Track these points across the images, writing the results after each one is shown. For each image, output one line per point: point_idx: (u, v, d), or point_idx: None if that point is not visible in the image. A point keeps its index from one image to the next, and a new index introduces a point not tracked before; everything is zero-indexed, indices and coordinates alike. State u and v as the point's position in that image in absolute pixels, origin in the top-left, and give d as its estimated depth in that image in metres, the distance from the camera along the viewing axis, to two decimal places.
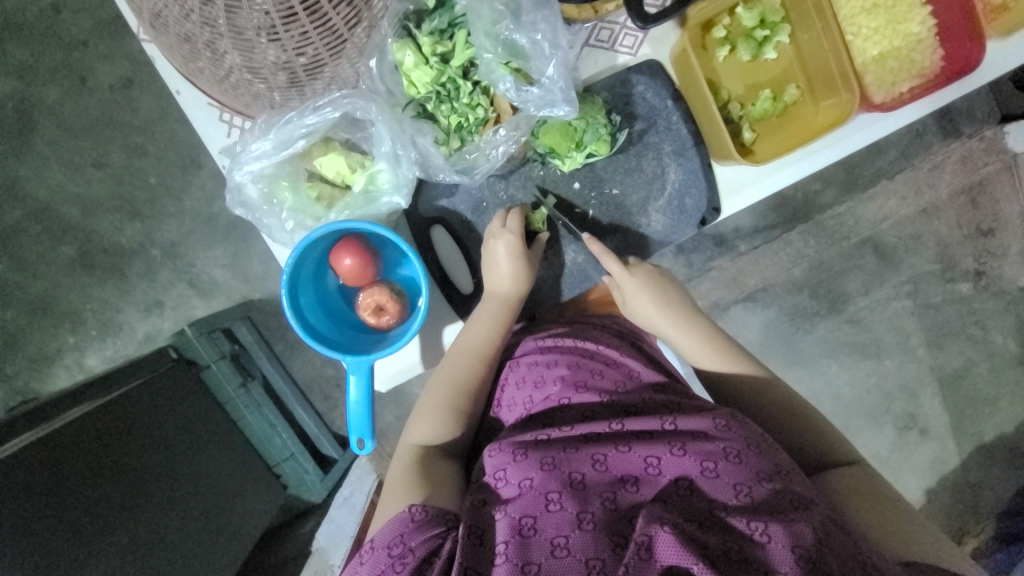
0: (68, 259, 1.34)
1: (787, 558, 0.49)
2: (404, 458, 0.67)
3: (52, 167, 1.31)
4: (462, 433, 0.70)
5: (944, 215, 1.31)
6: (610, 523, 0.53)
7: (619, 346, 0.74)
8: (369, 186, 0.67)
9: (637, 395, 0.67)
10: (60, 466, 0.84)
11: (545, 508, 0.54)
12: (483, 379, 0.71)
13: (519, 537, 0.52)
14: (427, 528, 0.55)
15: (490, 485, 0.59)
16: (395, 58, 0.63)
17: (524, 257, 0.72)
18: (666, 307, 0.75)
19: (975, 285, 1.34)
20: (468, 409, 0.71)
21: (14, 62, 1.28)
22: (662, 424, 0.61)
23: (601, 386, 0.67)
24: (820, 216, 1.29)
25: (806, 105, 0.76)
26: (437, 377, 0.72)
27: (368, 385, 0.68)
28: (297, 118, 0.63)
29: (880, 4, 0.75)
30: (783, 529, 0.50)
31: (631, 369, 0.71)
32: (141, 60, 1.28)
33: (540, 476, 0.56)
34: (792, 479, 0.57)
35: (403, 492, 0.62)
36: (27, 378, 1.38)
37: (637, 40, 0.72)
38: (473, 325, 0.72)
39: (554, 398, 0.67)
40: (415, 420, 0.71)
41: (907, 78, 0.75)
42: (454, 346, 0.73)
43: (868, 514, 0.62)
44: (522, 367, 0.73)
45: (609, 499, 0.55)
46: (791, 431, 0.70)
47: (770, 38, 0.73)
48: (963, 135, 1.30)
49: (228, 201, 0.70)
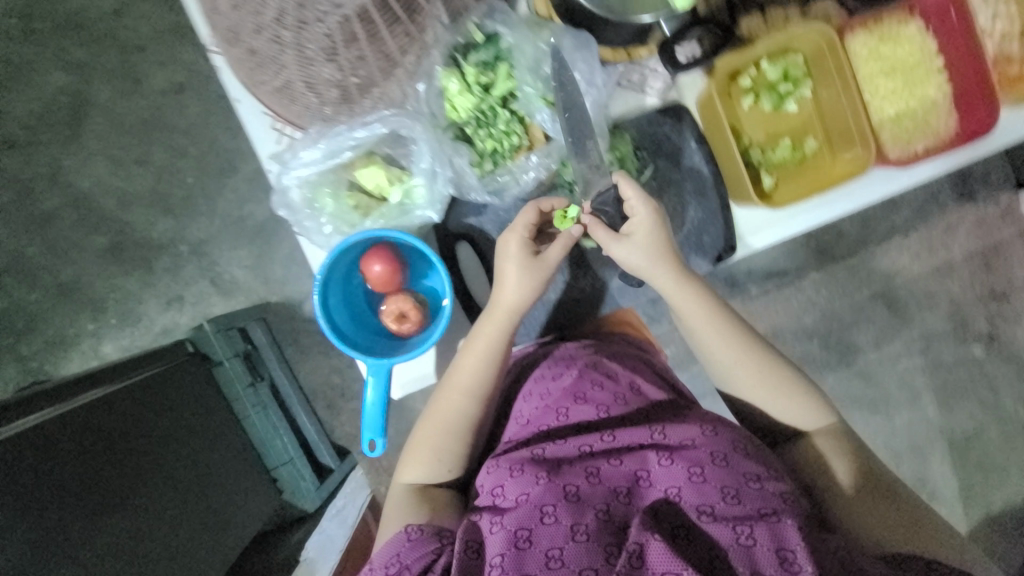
0: (99, 248, 1.40)
1: (771, 560, 0.51)
2: (401, 497, 0.68)
3: (97, 160, 1.38)
4: (456, 467, 0.70)
5: (957, 275, 1.32)
6: (604, 533, 0.54)
7: (619, 360, 0.75)
8: (405, 199, 0.72)
9: (636, 406, 0.68)
10: (72, 448, 0.84)
11: (541, 520, 0.55)
12: (483, 418, 0.71)
13: (515, 549, 0.53)
14: (424, 544, 0.58)
15: (489, 502, 0.60)
16: (441, 84, 0.69)
17: (528, 268, 0.68)
18: (658, 260, 0.68)
19: (987, 348, 1.33)
20: (461, 449, 0.70)
21: (74, 60, 1.35)
22: (651, 434, 0.63)
23: (599, 399, 0.68)
24: (833, 266, 1.30)
25: (824, 156, 0.79)
26: (433, 416, 0.70)
27: (384, 388, 0.70)
28: (347, 131, 0.68)
29: (898, 66, 0.77)
30: (768, 530, 0.53)
31: (632, 379, 0.71)
32: (193, 69, 1.35)
33: (536, 490, 0.58)
34: (780, 480, 0.60)
35: (410, 513, 0.65)
36: (43, 360, 1.41)
37: (665, 84, 0.75)
38: (471, 364, 0.69)
39: (550, 408, 0.68)
40: (409, 458, 0.71)
41: (922, 137, 0.78)
42: (449, 382, 0.70)
43: (829, 490, 0.69)
44: (529, 382, 0.74)
45: (603, 510, 0.56)
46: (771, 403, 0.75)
47: (792, 92, 0.77)
48: (978, 198, 1.31)
49: (272, 202, 0.73)
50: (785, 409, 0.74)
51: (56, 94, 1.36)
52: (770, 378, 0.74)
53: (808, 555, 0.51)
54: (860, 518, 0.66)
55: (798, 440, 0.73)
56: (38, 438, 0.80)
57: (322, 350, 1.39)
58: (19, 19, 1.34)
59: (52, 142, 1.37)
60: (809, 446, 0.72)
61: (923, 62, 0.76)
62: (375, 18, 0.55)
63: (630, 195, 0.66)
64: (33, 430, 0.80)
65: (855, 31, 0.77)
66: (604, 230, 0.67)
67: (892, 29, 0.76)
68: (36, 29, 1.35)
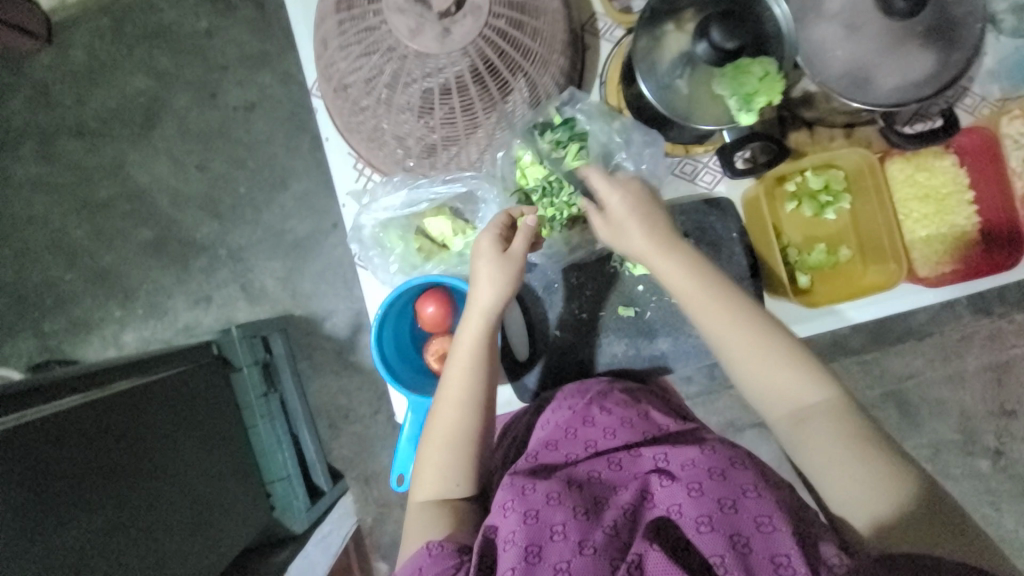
0: (143, 241, 1.45)
1: (766, 564, 0.53)
2: (419, 515, 0.67)
3: (159, 159, 1.44)
4: (470, 482, 0.70)
5: (969, 387, 1.34)
6: (610, 548, 0.56)
7: (631, 393, 0.79)
8: (466, 251, 0.75)
9: (643, 431, 0.71)
10: (90, 431, 0.83)
11: (550, 537, 0.57)
12: (483, 429, 0.70)
13: (525, 563, 0.55)
14: (443, 560, 0.59)
15: (497, 514, 0.61)
16: (517, 154, 0.71)
17: (497, 266, 0.67)
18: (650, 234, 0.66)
19: (993, 464, 1.34)
20: (467, 458, 0.69)
21: (156, 66, 1.42)
22: (656, 462, 0.66)
23: (605, 423, 0.72)
24: (846, 359, 1.32)
25: (856, 265, 0.83)
26: (432, 434, 0.69)
27: (422, 425, 0.76)
28: (428, 184, 0.73)
29: (931, 194, 0.81)
30: (764, 539, 0.55)
31: (647, 410, 0.75)
32: (265, 90, 1.42)
33: (547, 508, 0.59)
34: (778, 493, 0.62)
35: (431, 528, 0.65)
36: (63, 339, 1.44)
37: (715, 179, 0.81)
38: (460, 377, 0.69)
39: (560, 428, 0.73)
40: (420, 478, 0.70)
41: (952, 261, 0.81)
42: (442, 398, 0.70)
43: (838, 475, 0.62)
44: (546, 412, 0.78)
45: (610, 527, 0.58)
46: (786, 390, 0.66)
47: (832, 202, 0.81)
48: (994, 314, 1.34)
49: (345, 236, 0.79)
50: (792, 388, 0.66)
51: (134, 94, 1.43)
52: (776, 361, 0.66)
53: (802, 560, 0.53)
54: (870, 508, 0.59)
55: (809, 421, 0.64)
56: (55, 423, 0.79)
57: (334, 369, 1.41)
58: (113, 22, 1.42)
59: (121, 137, 1.44)
60: (819, 429, 0.63)
61: (955, 194, 0.81)
62: (468, 84, 0.64)
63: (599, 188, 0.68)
64: (52, 415, 0.78)
65: (893, 157, 0.82)
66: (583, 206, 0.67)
67: (927, 160, 0.82)
68: (128, 32, 1.42)
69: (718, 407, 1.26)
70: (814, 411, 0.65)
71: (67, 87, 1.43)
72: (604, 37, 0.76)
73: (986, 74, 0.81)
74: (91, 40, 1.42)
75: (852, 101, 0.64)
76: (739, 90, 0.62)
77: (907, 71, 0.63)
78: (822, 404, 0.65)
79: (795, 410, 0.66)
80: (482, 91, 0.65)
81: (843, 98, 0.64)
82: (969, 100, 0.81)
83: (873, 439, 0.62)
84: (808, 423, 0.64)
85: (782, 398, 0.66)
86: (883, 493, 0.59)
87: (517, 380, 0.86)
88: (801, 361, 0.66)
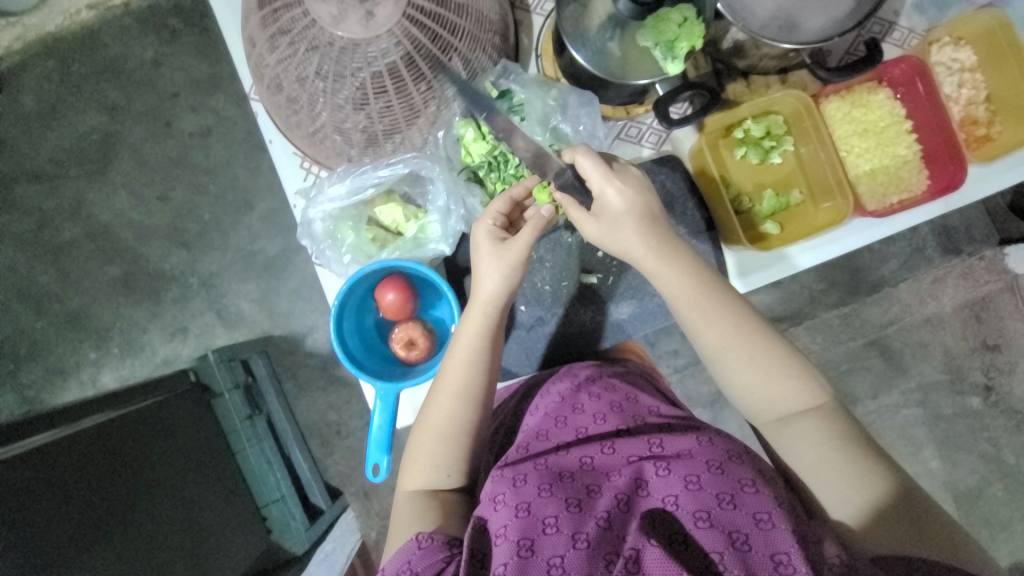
0: (112, 279, 1.42)
1: (767, 564, 0.53)
2: (406, 505, 0.67)
3: (119, 194, 1.42)
4: (459, 474, 0.69)
5: (949, 326, 1.36)
6: (604, 542, 0.55)
7: (621, 376, 0.80)
8: (420, 234, 0.75)
9: (631, 415, 0.72)
10: (69, 472, 0.82)
11: (543, 531, 0.56)
12: (478, 421, 0.69)
13: (518, 557, 0.54)
14: (434, 552, 0.59)
15: (488, 508, 0.60)
16: (458, 133, 0.72)
17: (505, 261, 0.66)
18: (645, 236, 0.64)
19: (985, 400, 1.36)
20: (458, 451, 0.69)
21: (107, 101, 1.41)
22: (650, 447, 0.66)
23: (594, 408, 0.73)
24: (827, 314, 1.34)
25: (807, 206, 0.84)
26: (425, 426, 0.69)
27: (391, 414, 0.74)
28: (371, 170, 0.73)
29: (870, 128, 0.83)
30: (772, 537, 0.54)
31: (642, 399, 0.75)
32: (219, 112, 1.40)
33: (539, 500, 0.59)
34: (775, 488, 0.62)
35: (418, 519, 0.64)
36: (40, 389, 1.41)
37: (660, 138, 0.82)
38: (459, 368, 0.68)
39: (550, 417, 0.73)
40: (409, 467, 0.69)
41: (896, 192, 0.83)
42: (438, 388, 0.69)
43: (823, 477, 0.64)
44: (535, 399, 0.79)
45: (603, 519, 0.57)
46: (778, 389, 0.67)
47: (775, 147, 0.82)
48: (963, 252, 1.35)
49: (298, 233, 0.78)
50: (780, 394, 0.67)
51: (87, 131, 1.41)
52: (770, 360, 0.67)
53: (803, 559, 0.52)
54: (855, 504, 0.62)
55: (796, 426, 0.66)
56: (29, 467, 0.78)
57: (320, 386, 1.38)
58: (57, 61, 1.40)
59: (78, 176, 1.42)
60: (804, 431, 0.66)
61: (892, 125, 0.83)
62: (403, 75, 0.64)
63: (591, 171, 0.63)
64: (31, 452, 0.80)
65: (829, 97, 0.83)
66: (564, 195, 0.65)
67: (862, 96, 0.83)
68: (73, 71, 1.40)
69: (708, 376, 1.27)
70: (799, 416, 0.67)
71: (18, 132, 1.41)
72: (535, 11, 0.77)
73: (911, 7, 0.81)
74: (37, 83, 1.40)
75: (782, 43, 0.65)
76: (661, 38, 0.63)
77: (828, 9, 0.65)
78: (806, 406, 0.67)
79: (782, 415, 0.67)
80: (419, 79, 0.66)
81: (772, 41, 0.65)
82: (897, 34, 0.82)
83: (852, 437, 0.65)
84: (792, 427, 0.66)
85: (773, 396, 0.67)
86: (867, 491, 0.62)
87: None
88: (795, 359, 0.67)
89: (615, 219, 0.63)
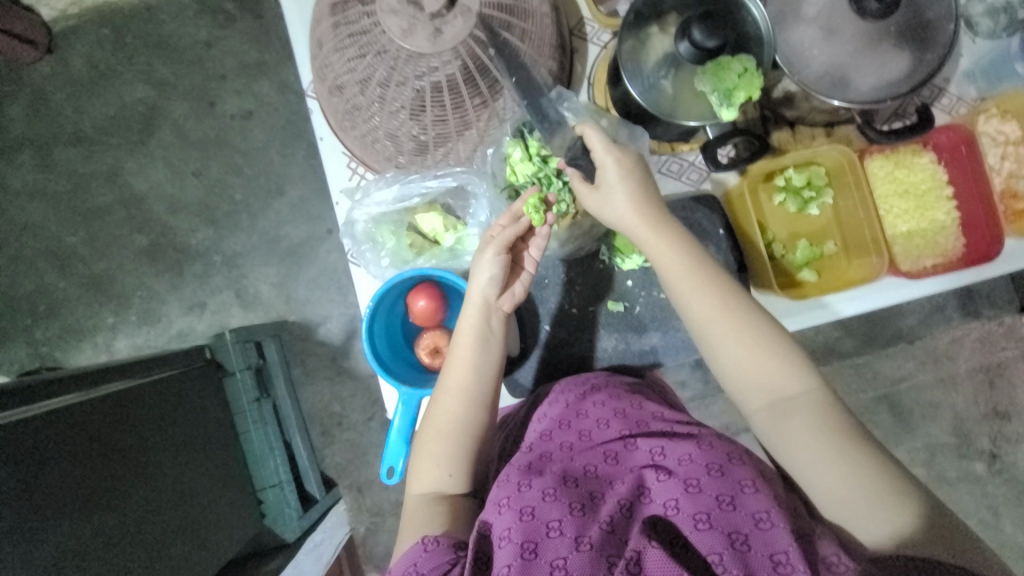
0: (138, 247, 1.45)
1: (766, 564, 0.53)
2: (415, 510, 0.67)
3: (156, 167, 1.45)
4: (460, 477, 0.69)
5: (961, 389, 1.35)
6: (606, 545, 0.55)
7: (635, 390, 0.80)
8: (457, 245, 0.77)
9: (634, 422, 0.71)
10: (79, 435, 0.83)
11: (546, 534, 0.56)
12: (484, 421, 0.70)
13: (522, 560, 0.54)
14: (441, 554, 0.59)
15: (492, 512, 0.60)
16: (506, 151, 0.73)
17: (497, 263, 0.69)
18: (640, 209, 0.68)
19: (990, 467, 1.34)
20: (454, 449, 0.69)
21: (156, 76, 1.44)
22: (652, 457, 0.65)
23: (597, 415, 0.74)
24: (839, 363, 1.33)
25: (840, 258, 0.85)
26: (430, 423, 0.70)
27: (411, 418, 0.76)
28: (419, 180, 0.74)
29: (911, 190, 0.83)
30: (773, 534, 0.55)
31: (653, 409, 0.74)
32: (262, 98, 1.43)
33: (542, 504, 0.59)
34: (772, 490, 0.62)
35: (429, 522, 0.64)
36: (55, 347, 1.44)
37: (701, 176, 0.82)
38: (457, 365, 0.70)
39: (555, 420, 0.75)
40: (419, 469, 0.69)
41: (931, 255, 0.83)
42: (441, 387, 0.71)
43: (815, 466, 0.62)
44: (543, 406, 0.80)
45: (607, 523, 0.57)
46: (771, 378, 0.66)
47: (815, 198, 0.83)
48: (983, 316, 1.35)
49: (339, 232, 0.80)
50: (772, 381, 0.66)
51: (133, 102, 1.45)
52: (764, 347, 0.66)
53: (800, 556, 0.53)
54: (853, 506, 0.60)
55: (788, 414, 0.65)
56: (44, 423, 0.79)
57: (328, 375, 1.40)
58: (113, 32, 1.44)
59: (119, 145, 1.45)
60: (799, 423, 0.64)
61: (934, 190, 0.83)
62: (461, 89, 0.66)
63: (597, 146, 0.68)
64: (48, 413, 0.79)
65: (874, 156, 0.84)
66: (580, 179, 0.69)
67: (906, 158, 0.83)
68: (127, 43, 1.44)
69: (713, 411, 1.26)
70: (794, 404, 0.65)
71: (67, 95, 1.45)
72: (591, 40, 0.79)
73: (963, 75, 0.83)
74: (92, 51, 1.44)
75: (833, 99, 0.66)
76: (720, 86, 0.64)
77: (884, 68, 0.66)
78: (801, 397, 0.65)
79: (775, 403, 0.66)
80: (475, 94, 0.68)
81: (824, 96, 0.66)
82: (946, 100, 0.84)
83: (847, 427, 0.64)
84: (789, 420, 0.64)
85: (767, 386, 0.66)
86: (861, 489, 0.60)
87: (510, 375, 0.87)
88: (789, 342, 0.67)
89: (615, 190, 0.68)
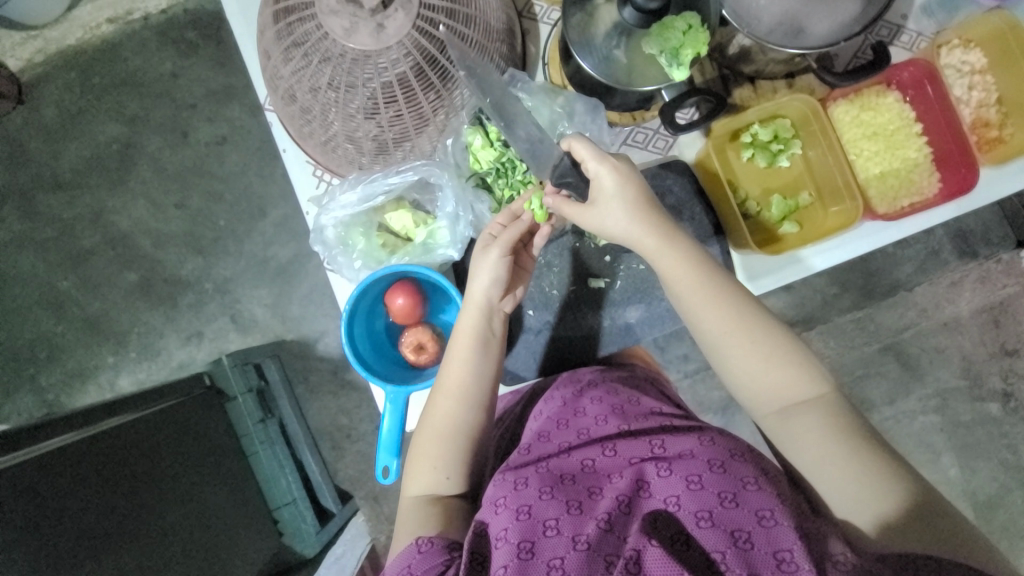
0: (130, 284, 1.46)
1: (768, 562, 0.53)
2: (410, 513, 0.67)
3: (138, 202, 1.46)
4: (459, 480, 0.69)
5: (966, 331, 1.33)
6: (604, 543, 0.55)
7: (627, 382, 0.80)
8: (428, 239, 0.77)
9: (632, 416, 0.72)
10: (86, 473, 0.83)
11: (543, 533, 0.56)
12: (481, 422, 0.70)
13: (518, 560, 0.54)
14: (436, 555, 0.59)
15: (488, 512, 0.61)
16: (467, 139, 0.74)
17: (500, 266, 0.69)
18: (636, 214, 0.64)
19: (1004, 406, 1.33)
20: (454, 455, 0.69)
21: (127, 113, 1.45)
22: (651, 449, 0.65)
23: (595, 411, 0.73)
24: (840, 319, 1.32)
25: (816, 210, 0.84)
26: (426, 426, 0.70)
27: (400, 417, 0.76)
28: (382, 178, 0.74)
29: (880, 132, 0.82)
30: (778, 535, 0.54)
31: (649, 405, 0.74)
32: (234, 122, 1.43)
33: (540, 503, 0.59)
34: (777, 485, 0.61)
35: (422, 524, 0.64)
36: (60, 392, 1.45)
37: (668, 143, 0.82)
38: (456, 371, 0.69)
39: (552, 420, 0.73)
40: (413, 471, 0.70)
41: (907, 195, 0.82)
42: (438, 393, 0.70)
43: (825, 468, 0.63)
44: (540, 404, 0.79)
45: (604, 520, 0.57)
46: (778, 378, 0.66)
47: (783, 150, 0.82)
48: (980, 256, 1.33)
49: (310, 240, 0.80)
50: (781, 382, 0.66)
51: (108, 141, 1.45)
52: (770, 346, 0.66)
53: (805, 554, 0.52)
54: (857, 498, 0.61)
55: (797, 414, 0.65)
56: (50, 465, 0.79)
57: (331, 389, 1.40)
58: (79, 74, 1.45)
59: (99, 185, 1.46)
60: (808, 422, 0.65)
61: (902, 128, 0.82)
62: (413, 85, 0.66)
63: (585, 158, 0.64)
64: (43, 455, 0.79)
65: (837, 101, 0.83)
66: (571, 206, 0.66)
67: (871, 99, 0.83)
68: (95, 83, 1.45)
69: (718, 382, 1.26)
70: (802, 407, 0.66)
71: (42, 142, 1.45)
72: (542, 20, 0.78)
73: (920, 10, 0.81)
74: (61, 95, 1.45)
75: (788, 48, 0.65)
76: (666, 46, 0.64)
77: (835, 13, 0.65)
78: (808, 398, 0.66)
79: (783, 406, 0.66)
80: (428, 88, 0.68)
81: (777, 45, 0.65)
82: (906, 37, 0.82)
83: (855, 427, 0.64)
84: (796, 419, 0.65)
85: (775, 386, 0.66)
86: (866, 481, 0.61)
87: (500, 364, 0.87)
88: (796, 342, 0.67)
89: (611, 202, 0.64)
